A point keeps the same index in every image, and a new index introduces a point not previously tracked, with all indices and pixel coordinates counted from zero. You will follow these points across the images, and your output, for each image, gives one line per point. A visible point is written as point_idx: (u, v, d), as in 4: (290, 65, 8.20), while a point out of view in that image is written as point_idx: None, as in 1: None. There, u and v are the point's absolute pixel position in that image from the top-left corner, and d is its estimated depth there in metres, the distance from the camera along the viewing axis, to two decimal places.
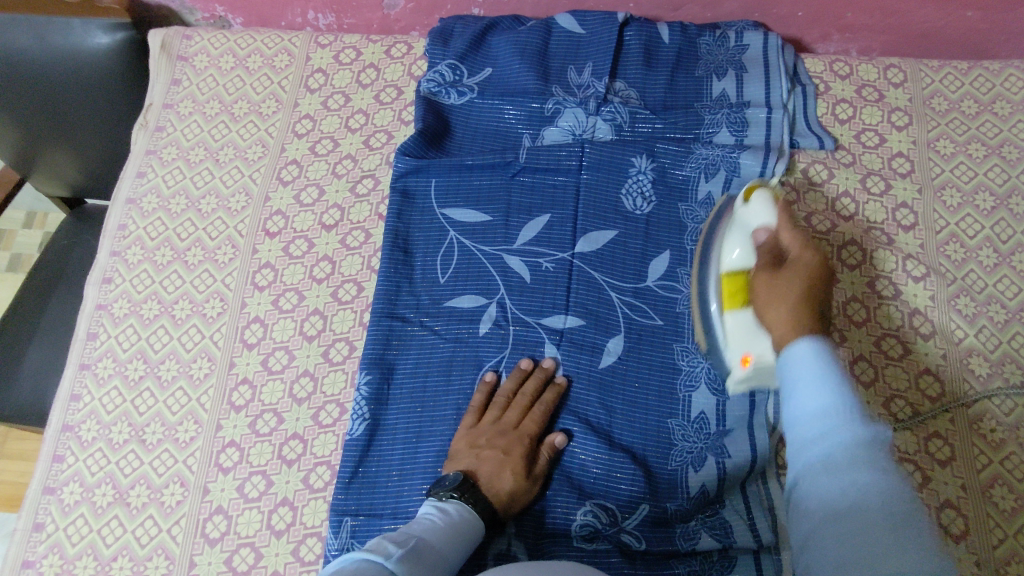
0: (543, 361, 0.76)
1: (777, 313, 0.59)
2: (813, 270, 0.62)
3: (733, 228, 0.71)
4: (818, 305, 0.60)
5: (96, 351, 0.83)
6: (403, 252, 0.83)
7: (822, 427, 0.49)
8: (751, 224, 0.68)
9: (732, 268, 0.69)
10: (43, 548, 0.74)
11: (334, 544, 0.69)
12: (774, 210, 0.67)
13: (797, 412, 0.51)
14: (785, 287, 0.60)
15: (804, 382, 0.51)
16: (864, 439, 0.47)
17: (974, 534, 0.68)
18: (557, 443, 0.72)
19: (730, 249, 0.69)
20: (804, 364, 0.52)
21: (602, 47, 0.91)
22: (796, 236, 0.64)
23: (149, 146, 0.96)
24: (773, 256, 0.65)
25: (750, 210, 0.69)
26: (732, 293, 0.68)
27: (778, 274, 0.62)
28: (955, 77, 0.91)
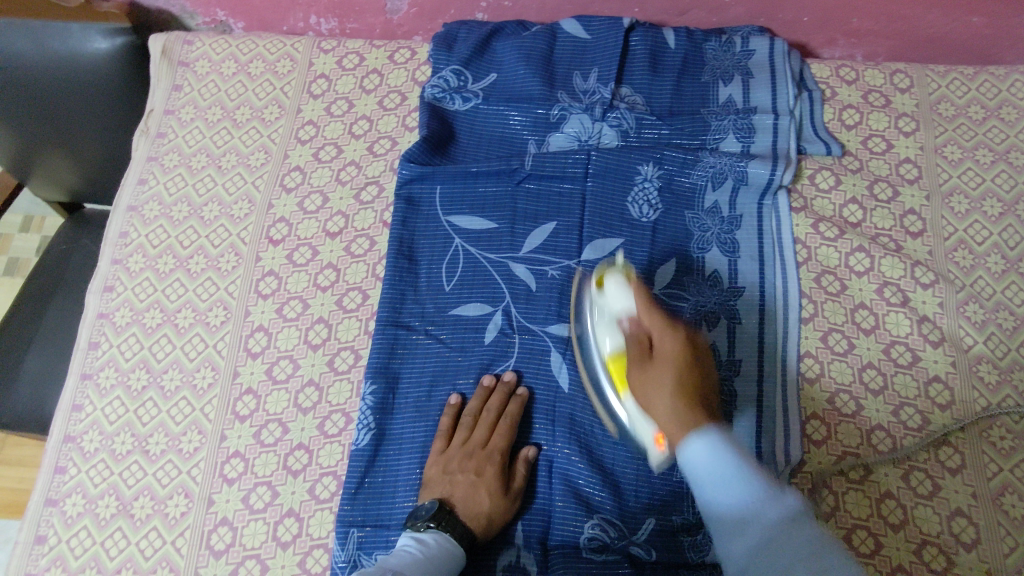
0: (502, 375, 0.76)
1: (664, 402, 0.63)
2: (680, 355, 0.66)
3: (597, 314, 0.72)
4: (695, 390, 0.64)
5: (98, 360, 0.82)
6: (408, 260, 0.82)
7: (748, 517, 0.53)
8: (613, 309, 0.70)
9: (613, 355, 0.69)
10: (46, 561, 0.73)
11: (342, 557, 0.69)
12: (630, 292, 0.69)
13: (717, 505, 0.55)
14: (660, 378, 0.64)
15: (716, 472, 0.56)
16: (783, 510, 0.53)
17: (985, 543, 0.67)
18: (529, 456, 0.72)
19: (602, 337, 0.71)
20: (709, 456, 0.57)
21: (608, 52, 0.90)
22: (656, 318, 0.68)
23: (150, 152, 0.95)
24: (642, 342, 0.67)
25: (606, 296, 0.71)
26: (619, 380, 0.68)
27: (650, 367, 0.65)
28: (961, 83, 0.90)
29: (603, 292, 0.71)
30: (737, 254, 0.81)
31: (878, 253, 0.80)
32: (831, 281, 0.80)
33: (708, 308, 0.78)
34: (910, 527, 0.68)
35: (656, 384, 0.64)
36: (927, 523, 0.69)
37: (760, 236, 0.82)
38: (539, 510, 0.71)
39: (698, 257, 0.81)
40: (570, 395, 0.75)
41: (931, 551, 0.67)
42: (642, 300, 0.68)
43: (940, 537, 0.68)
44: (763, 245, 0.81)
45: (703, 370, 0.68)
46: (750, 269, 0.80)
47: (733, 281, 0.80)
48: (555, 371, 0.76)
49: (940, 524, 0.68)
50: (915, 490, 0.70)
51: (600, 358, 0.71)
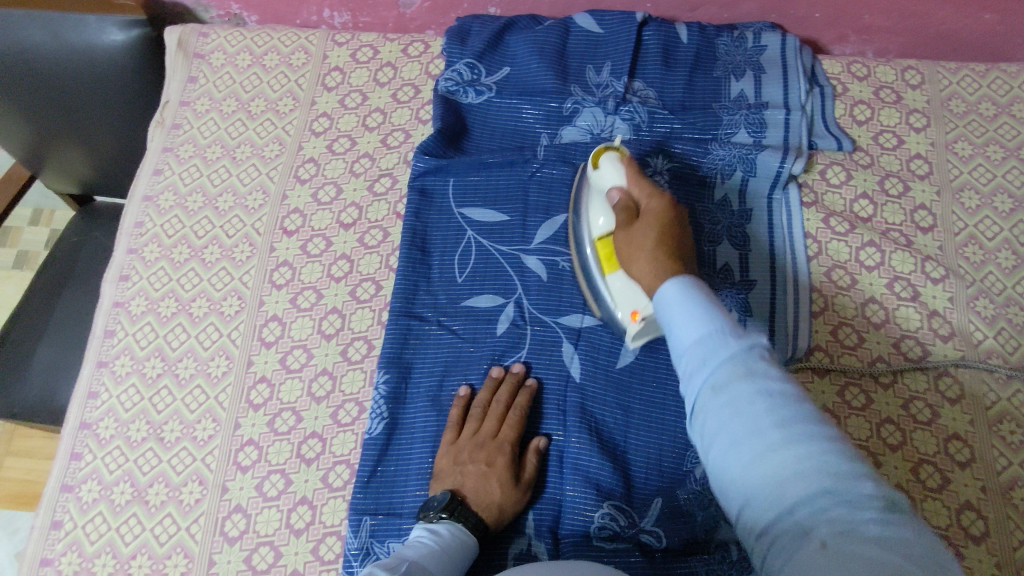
0: (511, 366, 0.76)
1: (641, 259, 0.64)
2: (666, 219, 0.66)
3: (593, 192, 0.74)
4: (675, 245, 0.64)
5: (113, 348, 0.83)
6: (421, 251, 0.83)
7: (702, 354, 0.51)
8: (604, 185, 0.71)
9: (602, 234, 0.72)
10: (61, 546, 0.73)
11: (354, 544, 0.69)
12: (620, 167, 0.70)
13: (678, 344, 0.54)
14: (642, 236, 0.65)
15: (680, 311, 0.54)
16: (740, 349, 0.50)
17: (995, 536, 0.68)
18: (540, 447, 0.72)
19: (595, 216, 0.73)
20: (673, 294, 0.56)
21: (620, 47, 0.91)
22: (643, 186, 0.68)
23: (165, 144, 0.96)
24: (629, 209, 0.68)
25: (599, 173, 0.72)
26: (607, 258, 0.71)
27: (633, 227, 0.66)
28: (973, 79, 0.91)
29: (596, 169, 0.73)
30: (748, 248, 0.81)
31: (889, 248, 0.81)
32: (842, 275, 0.80)
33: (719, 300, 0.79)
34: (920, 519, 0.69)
35: (638, 243, 0.65)
36: (937, 515, 0.69)
37: (771, 230, 0.82)
38: (550, 500, 0.71)
39: (709, 250, 0.81)
40: (581, 384, 0.75)
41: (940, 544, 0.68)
42: (633, 172, 0.69)
43: (949, 530, 0.68)
44: (774, 239, 0.82)
45: (688, 239, 0.67)
46: (761, 262, 0.81)
47: (744, 274, 0.80)
48: (567, 361, 0.76)
49: (949, 517, 0.69)
50: (925, 483, 0.70)
51: (592, 239, 0.73)
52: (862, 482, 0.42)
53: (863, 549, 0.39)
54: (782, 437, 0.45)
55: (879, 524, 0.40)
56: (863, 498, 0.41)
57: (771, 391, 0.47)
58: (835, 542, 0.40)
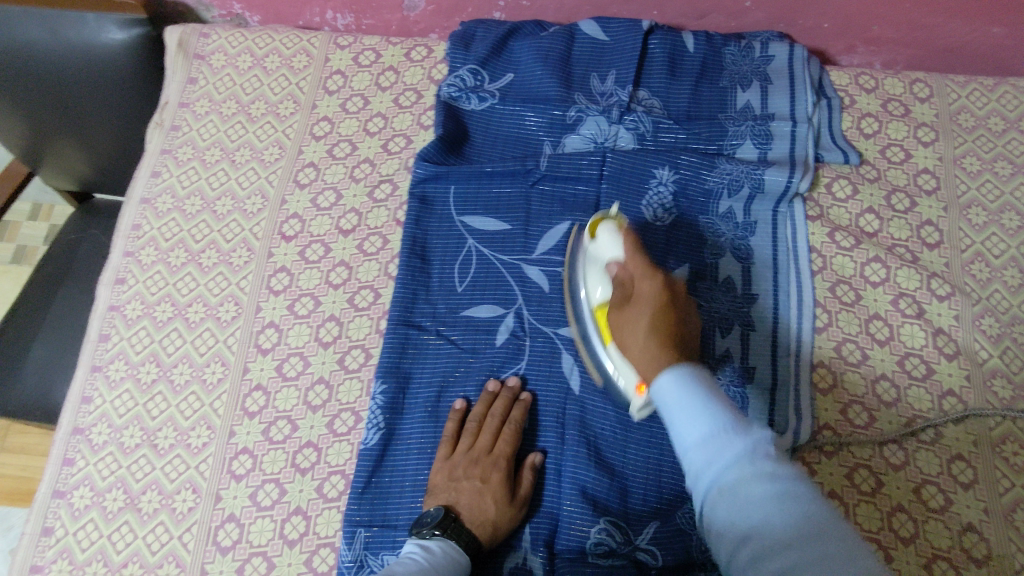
0: (507, 380, 0.76)
1: (636, 345, 0.62)
2: (661, 298, 0.63)
3: (590, 263, 0.73)
4: (674, 326, 0.62)
5: (108, 352, 0.82)
6: (421, 259, 0.82)
7: (708, 456, 0.50)
8: (603, 257, 0.70)
9: (601, 304, 0.70)
10: (52, 553, 0.73)
11: (348, 556, 0.69)
12: (620, 240, 0.69)
13: (684, 444, 0.52)
14: (636, 318, 0.63)
15: (680, 409, 0.53)
16: (746, 450, 0.49)
17: (997, 559, 0.67)
18: (536, 462, 0.72)
19: (594, 286, 0.71)
20: (676, 395, 0.53)
21: (626, 55, 0.90)
22: (637, 261, 0.66)
23: (164, 145, 0.94)
24: (625, 285, 0.66)
25: (599, 245, 0.71)
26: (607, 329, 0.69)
27: (628, 309, 0.64)
28: (982, 94, 0.90)
29: (595, 242, 0.71)
30: (751, 261, 0.81)
31: (894, 264, 0.80)
32: (846, 291, 0.79)
33: (721, 315, 0.78)
34: (921, 540, 0.68)
35: (635, 323, 0.63)
36: (938, 537, 0.68)
37: (775, 244, 0.81)
38: (547, 515, 0.71)
39: (712, 263, 0.80)
40: (581, 396, 0.75)
41: (941, 567, 0.67)
42: (631, 246, 0.67)
43: (950, 552, 0.67)
44: (778, 254, 0.81)
45: (687, 313, 0.65)
46: (765, 276, 0.80)
47: (747, 288, 0.79)
48: (567, 372, 0.76)
49: (951, 539, 0.68)
50: (927, 504, 0.69)
51: (590, 306, 0.72)
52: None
53: None
54: (802, 543, 0.44)
55: None
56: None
57: (783, 493, 0.46)
58: None
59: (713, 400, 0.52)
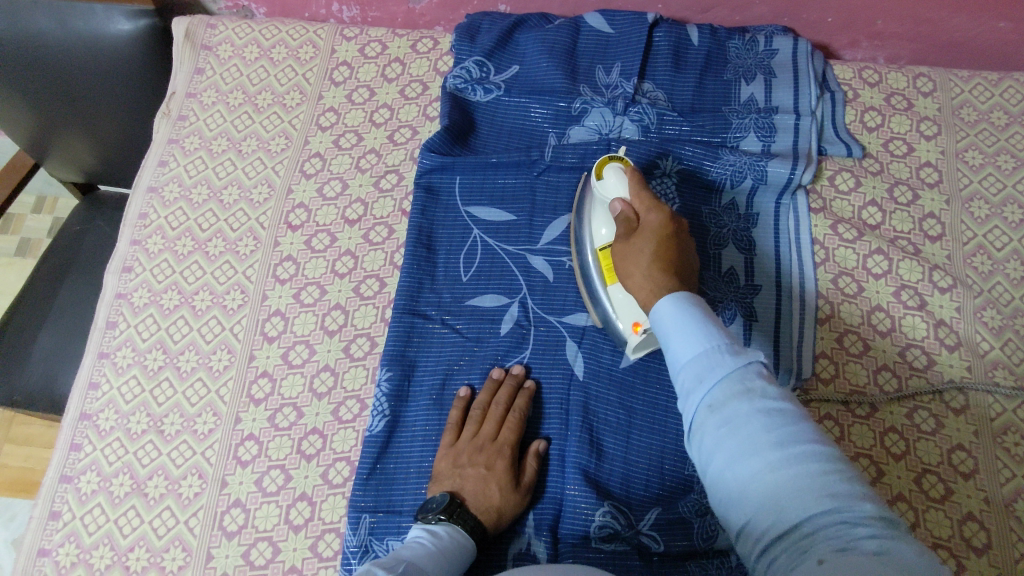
0: (511, 368, 0.76)
1: (637, 275, 0.63)
2: (663, 235, 0.65)
3: (595, 202, 0.73)
4: (674, 261, 0.63)
5: (115, 339, 0.83)
6: (426, 249, 0.82)
7: (697, 373, 0.51)
8: (607, 197, 0.70)
9: (604, 244, 0.71)
10: (59, 537, 0.73)
11: (353, 541, 0.69)
12: (625, 180, 0.69)
13: (676, 363, 0.54)
14: (638, 252, 0.64)
15: (676, 331, 0.54)
16: (734, 368, 0.50)
17: (997, 549, 0.67)
18: (540, 449, 0.72)
19: (598, 227, 0.72)
20: (674, 319, 0.55)
21: (631, 48, 0.90)
22: (644, 200, 0.67)
23: (171, 135, 0.95)
24: (628, 220, 0.68)
25: (606, 185, 0.70)
26: (608, 269, 0.71)
27: (631, 243, 0.66)
28: (985, 88, 0.90)
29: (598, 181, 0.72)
30: (754, 252, 0.81)
31: (897, 256, 0.80)
32: (848, 283, 0.80)
33: (725, 305, 0.78)
34: (921, 529, 0.68)
35: (636, 257, 0.64)
36: (939, 526, 0.68)
37: (777, 236, 0.82)
38: (551, 501, 0.71)
39: (715, 253, 0.81)
40: (584, 383, 0.75)
41: (941, 555, 0.67)
42: (638, 185, 0.68)
43: (951, 541, 0.68)
44: (780, 245, 0.82)
45: (687, 251, 0.66)
46: (767, 267, 0.80)
47: (749, 279, 0.80)
48: (571, 360, 0.76)
49: (951, 528, 0.68)
50: (927, 493, 0.70)
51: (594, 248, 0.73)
52: (859, 501, 0.42)
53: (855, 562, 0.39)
54: (781, 456, 0.45)
55: (871, 539, 0.40)
56: (857, 513, 0.42)
57: (766, 410, 0.48)
58: (831, 557, 0.40)
59: (710, 324, 0.54)
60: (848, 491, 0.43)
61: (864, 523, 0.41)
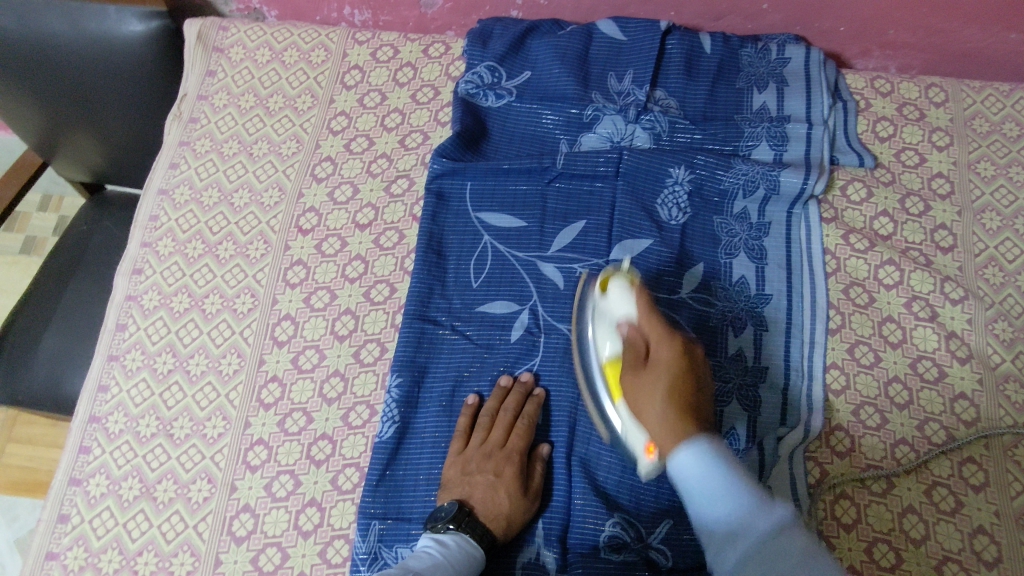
0: (519, 375, 0.76)
1: (654, 413, 0.64)
2: (675, 366, 0.66)
3: (595, 317, 0.71)
4: (688, 395, 0.65)
5: (125, 342, 0.83)
6: (437, 255, 0.82)
7: (735, 536, 0.55)
8: (614, 313, 0.69)
9: (611, 361, 0.68)
10: (68, 540, 0.73)
11: (362, 548, 0.69)
12: (633, 299, 0.68)
13: (706, 518, 0.57)
14: (652, 387, 0.65)
15: (705, 488, 0.58)
16: (772, 529, 0.55)
17: (1008, 562, 0.67)
18: (544, 455, 0.73)
19: (601, 341, 0.69)
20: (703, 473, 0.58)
21: (643, 54, 0.90)
22: (655, 325, 0.68)
23: (182, 137, 0.95)
24: (639, 349, 0.68)
25: (610, 300, 0.69)
26: (615, 387, 0.68)
27: (644, 374, 0.67)
28: (997, 99, 0.90)
29: (605, 296, 0.70)
30: (765, 262, 0.81)
31: (908, 267, 0.80)
32: (860, 293, 0.80)
33: (735, 314, 0.78)
34: (932, 542, 0.68)
35: (649, 391, 0.65)
36: (949, 539, 0.68)
37: (789, 246, 0.82)
38: (559, 510, 0.71)
39: (726, 262, 0.81)
40: None
41: (952, 569, 0.67)
42: (646, 307, 0.68)
43: (961, 554, 0.67)
44: (791, 255, 0.81)
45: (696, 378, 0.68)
46: (778, 277, 0.80)
47: (760, 288, 0.80)
48: None
49: (962, 541, 0.68)
50: (938, 506, 0.70)
51: (597, 360, 0.69)
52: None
53: None
54: None
55: None
56: None
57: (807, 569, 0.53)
58: None
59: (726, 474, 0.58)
60: None
61: None
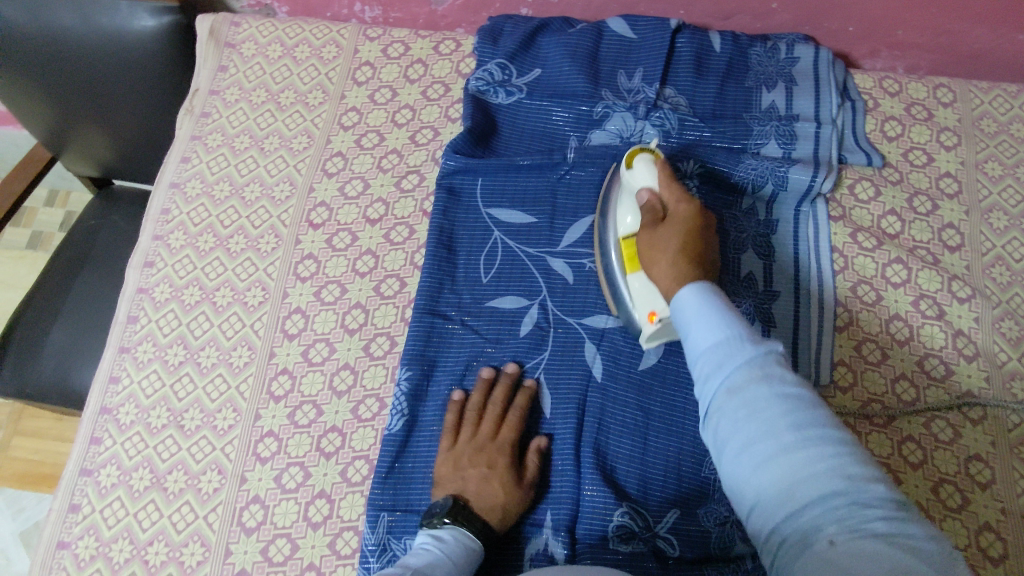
0: (504, 367, 0.76)
1: (664, 263, 0.65)
2: (691, 226, 0.67)
3: (622, 193, 0.74)
4: (698, 253, 0.66)
5: (136, 334, 0.83)
6: (447, 249, 0.83)
7: (717, 359, 0.52)
8: (636, 185, 0.72)
9: (627, 233, 0.73)
10: (79, 529, 0.74)
11: (372, 539, 0.69)
12: (656, 171, 0.71)
13: (695, 349, 0.54)
14: (665, 241, 0.66)
15: (695, 318, 0.56)
16: (755, 354, 0.51)
17: (1014, 559, 0.67)
18: (541, 447, 0.72)
19: (623, 214, 0.73)
20: (697, 311, 0.56)
21: (653, 53, 0.91)
22: (675, 191, 0.69)
23: (194, 132, 0.96)
24: (657, 211, 0.69)
25: (634, 174, 0.72)
26: (629, 258, 0.72)
27: (660, 230, 0.68)
28: (1005, 100, 0.90)
29: (630, 170, 0.73)
30: (773, 259, 0.81)
31: (916, 265, 0.81)
32: (868, 291, 0.80)
33: (744, 309, 0.78)
34: None
35: (663, 244, 0.66)
36: (955, 535, 0.68)
37: (796, 243, 0.82)
38: (568, 499, 0.70)
39: (734, 258, 0.81)
40: (602, 385, 0.75)
41: None
42: (668, 176, 0.70)
43: (968, 550, 0.68)
44: (799, 252, 0.82)
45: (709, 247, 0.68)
46: (785, 274, 0.81)
47: (768, 285, 0.80)
48: (589, 362, 0.76)
49: (968, 538, 0.68)
50: (944, 503, 0.70)
51: (617, 235, 0.74)
52: (874, 485, 0.43)
53: (866, 549, 0.40)
54: (798, 442, 0.46)
55: (885, 522, 0.41)
56: (872, 496, 0.43)
57: (787, 395, 0.48)
58: (842, 541, 0.41)
59: (725, 313, 0.55)
60: (863, 474, 0.44)
61: (876, 506, 0.42)
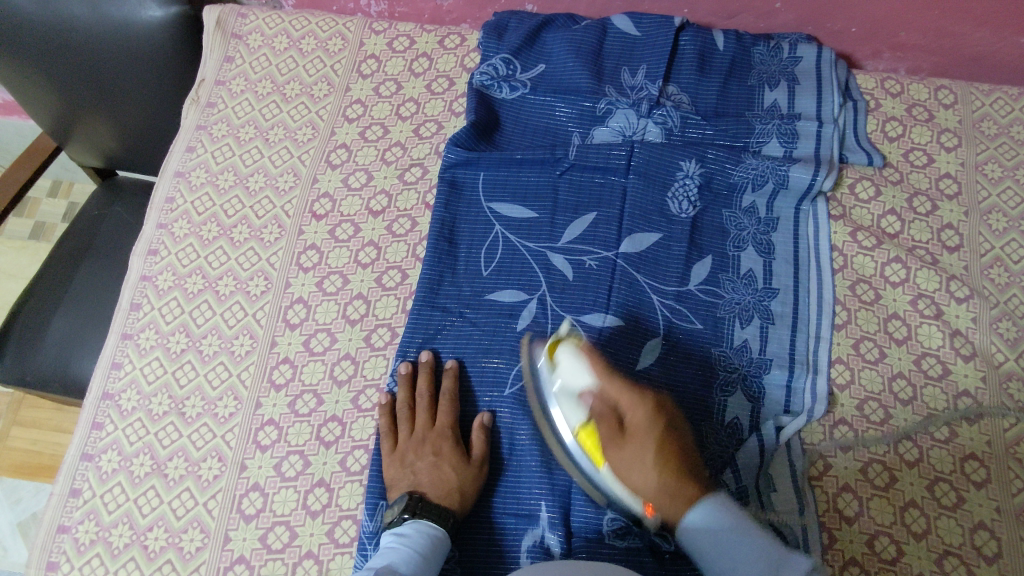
0: (418, 359, 0.77)
1: (653, 475, 0.64)
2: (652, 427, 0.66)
3: (553, 396, 0.70)
4: (675, 453, 0.66)
5: (139, 321, 0.84)
6: (448, 242, 0.83)
7: None
8: (574, 384, 0.68)
9: (582, 431, 0.67)
10: (79, 514, 0.74)
11: (369, 527, 0.69)
12: (590, 366, 0.68)
13: None
14: (642, 454, 0.65)
15: (726, 551, 0.59)
16: None
17: (1007, 557, 0.68)
18: (484, 422, 0.74)
19: (565, 413, 0.68)
20: (720, 539, 0.59)
21: (657, 50, 0.91)
22: (620, 388, 0.68)
23: (199, 121, 0.96)
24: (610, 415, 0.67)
25: (566, 372, 0.69)
26: (595, 458, 0.67)
27: (627, 445, 0.66)
28: (1005, 102, 0.91)
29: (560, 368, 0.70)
30: (772, 256, 0.82)
31: (915, 265, 0.81)
32: (866, 290, 0.81)
33: (742, 306, 0.79)
34: (933, 536, 0.69)
35: (639, 457, 0.65)
36: (950, 533, 0.69)
37: (796, 241, 0.83)
38: (562, 491, 0.70)
39: (734, 255, 0.82)
40: None
41: (952, 562, 0.68)
42: (603, 372, 0.68)
43: (962, 548, 0.68)
44: (799, 250, 0.82)
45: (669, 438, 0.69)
46: (785, 271, 0.81)
47: (768, 282, 0.80)
48: None
49: (963, 536, 0.69)
50: (940, 501, 0.70)
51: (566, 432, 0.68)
52: None
53: None
54: None
55: None
56: None
57: None
58: None
59: (739, 531, 0.60)
60: None
61: None
